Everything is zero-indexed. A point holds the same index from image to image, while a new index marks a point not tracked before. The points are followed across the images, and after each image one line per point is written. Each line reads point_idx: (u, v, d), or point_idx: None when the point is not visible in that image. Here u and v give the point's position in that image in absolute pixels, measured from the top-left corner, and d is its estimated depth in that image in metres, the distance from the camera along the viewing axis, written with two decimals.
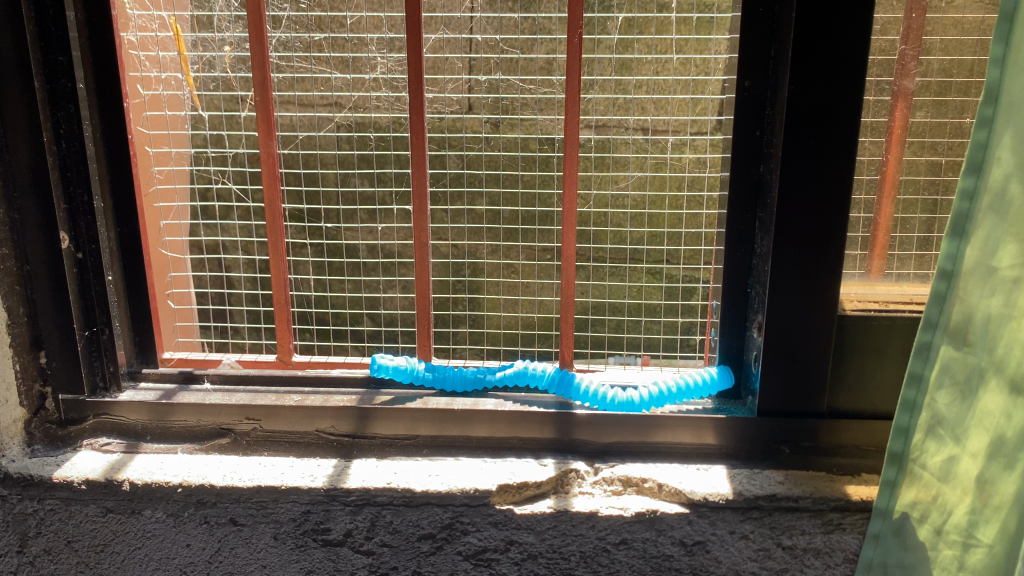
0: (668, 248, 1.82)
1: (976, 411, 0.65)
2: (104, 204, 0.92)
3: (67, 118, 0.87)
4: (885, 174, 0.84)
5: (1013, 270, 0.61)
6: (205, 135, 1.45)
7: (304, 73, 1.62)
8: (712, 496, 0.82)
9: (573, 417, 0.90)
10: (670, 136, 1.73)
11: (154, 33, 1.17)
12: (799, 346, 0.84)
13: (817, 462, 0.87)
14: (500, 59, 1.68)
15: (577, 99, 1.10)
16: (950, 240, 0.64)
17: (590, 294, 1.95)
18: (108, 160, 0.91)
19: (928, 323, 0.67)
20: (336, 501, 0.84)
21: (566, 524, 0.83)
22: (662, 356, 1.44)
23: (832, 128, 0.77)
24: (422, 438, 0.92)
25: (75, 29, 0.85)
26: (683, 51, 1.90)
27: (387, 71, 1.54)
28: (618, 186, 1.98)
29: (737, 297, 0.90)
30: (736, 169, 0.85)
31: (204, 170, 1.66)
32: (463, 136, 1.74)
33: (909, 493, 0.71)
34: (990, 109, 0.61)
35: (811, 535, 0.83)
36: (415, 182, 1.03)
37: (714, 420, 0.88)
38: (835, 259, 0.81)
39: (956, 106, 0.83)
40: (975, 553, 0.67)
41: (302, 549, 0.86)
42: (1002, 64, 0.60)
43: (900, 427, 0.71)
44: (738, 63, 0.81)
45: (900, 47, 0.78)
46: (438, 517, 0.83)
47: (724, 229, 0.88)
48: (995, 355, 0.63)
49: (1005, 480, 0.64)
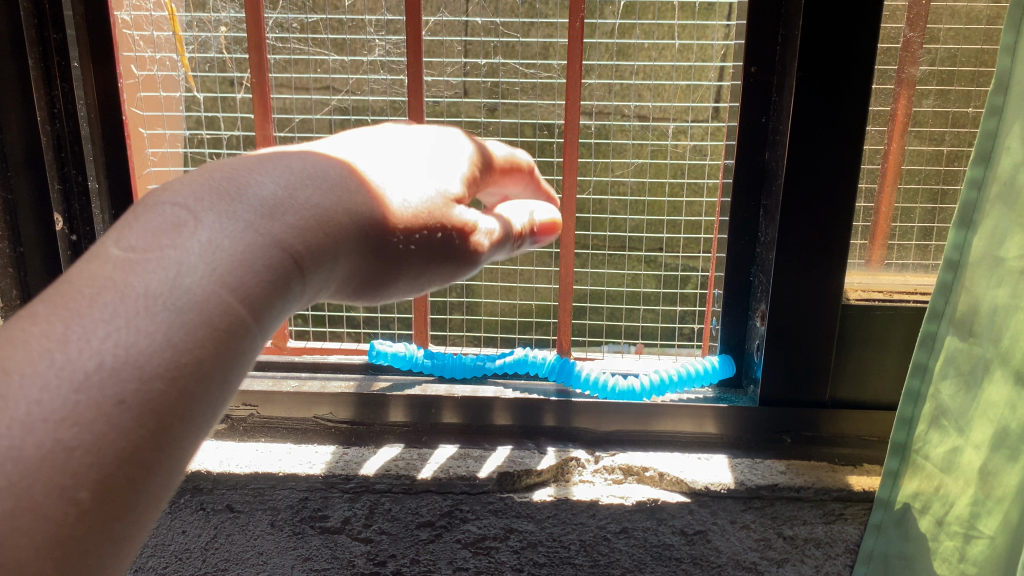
0: (667, 237, 1.81)
1: (980, 403, 0.64)
2: (99, 185, 0.90)
3: (62, 98, 0.85)
4: (887, 164, 0.83)
5: (1021, 260, 0.60)
6: (201, 116, 1.42)
7: (301, 56, 1.59)
8: (715, 485, 0.81)
9: (573, 405, 0.89)
10: (671, 124, 1.71)
11: (149, 11, 1.15)
12: (803, 335, 0.83)
13: (818, 451, 0.87)
14: (500, 43, 1.64)
15: (579, 83, 1.08)
16: (957, 230, 0.63)
17: (588, 283, 1.94)
18: (104, 141, 0.89)
19: (933, 314, 0.67)
20: (335, 488, 0.83)
21: (566, 513, 0.82)
22: (657, 344, 1.45)
23: (841, 115, 0.76)
24: (421, 425, 0.91)
25: (70, 7, 0.83)
26: (683, 38, 1.89)
27: (385, 54, 1.51)
28: (617, 173, 1.98)
29: (740, 285, 0.89)
30: (741, 156, 0.84)
31: (199, 153, 1.63)
32: (461, 122, 1.71)
33: (912, 483, 0.71)
34: (1000, 98, 0.60)
35: (813, 524, 0.83)
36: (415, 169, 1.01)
37: (716, 409, 0.88)
38: (840, 248, 0.80)
39: (961, 95, 0.82)
40: (976, 544, 0.67)
41: (299, 536, 0.84)
42: (1013, 52, 0.58)
43: (904, 418, 0.70)
44: (744, 50, 0.80)
45: (908, 34, 0.77)
46: (438, 504, 0.83)
47: (728, 217, 0.87)
48: (1001, 346, 0.62)
49: (1008, 472, 0.63)
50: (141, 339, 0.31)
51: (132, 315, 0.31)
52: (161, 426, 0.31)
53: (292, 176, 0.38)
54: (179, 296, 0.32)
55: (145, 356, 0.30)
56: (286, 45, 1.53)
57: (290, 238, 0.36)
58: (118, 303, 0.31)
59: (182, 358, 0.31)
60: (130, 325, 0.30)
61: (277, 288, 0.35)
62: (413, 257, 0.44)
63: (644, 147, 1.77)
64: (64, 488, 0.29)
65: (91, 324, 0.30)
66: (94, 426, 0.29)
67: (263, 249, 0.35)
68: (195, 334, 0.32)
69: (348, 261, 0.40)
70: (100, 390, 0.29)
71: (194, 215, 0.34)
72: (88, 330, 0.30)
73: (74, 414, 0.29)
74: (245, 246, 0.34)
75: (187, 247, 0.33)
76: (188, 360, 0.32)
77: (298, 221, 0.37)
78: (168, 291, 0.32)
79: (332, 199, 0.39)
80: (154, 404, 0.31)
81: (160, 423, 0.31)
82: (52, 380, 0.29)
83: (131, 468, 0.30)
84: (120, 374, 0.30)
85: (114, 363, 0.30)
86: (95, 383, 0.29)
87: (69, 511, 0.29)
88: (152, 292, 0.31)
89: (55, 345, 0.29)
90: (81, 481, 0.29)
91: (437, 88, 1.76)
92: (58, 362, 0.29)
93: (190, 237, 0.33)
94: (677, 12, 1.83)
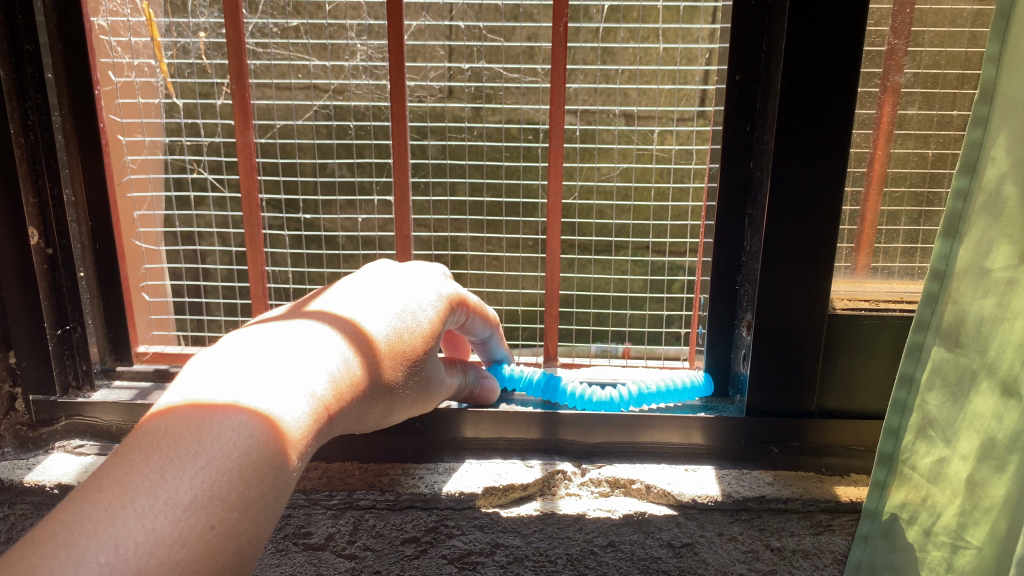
0: (653, 240, 1.80)
1: (967, 413, 0.64)
2: (75, 197, 0.89)
3: (36, 109, 0.83)
4: (873, 170, 0.83)
5: (1006, 271, 0.60)
6: (180, 121, 1.39)
7: (281, 60, 1.56)
8: (702, 497, 0.81)
9: (560, 417, 0.89)
10: (656, 127, 1.70)
11: (126, 17, 1.12)
12: (788, 345, 0.83)
13: (805, 462, 0.88)
14: (483, 45, 1.63)
15: (563, 88, 1.07)
16: (943, 240, 0.62)
17: (574, 286, 1.93)
18: (80, 150, 0.88)
19: (920, 323, 0.65)
20: (317, 504, 0.83)
21: (552, 527, 0.82)
22: (644, 349, 1.45)
23: (826, 122, 0.75)
24: (406, 440, 0.89)
25: (42, 14, 0.81)
26: (668, 38, 1.88)
27: (366, 58, 1.49)
28: (601, 175, 1.97)
29: (725, 293, 0.89)
30: (726, 163, 0.83)
31: (178, 160, 1.61)
32: (445, 125, 1.69)
33: (899, 494, 0.70)
34: (984, 107, 0.59)
35: (800, 536, 0.83)
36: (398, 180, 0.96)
37: (702, 420, 0.87)
38: (826, 256, 0.79)
39: (945, 98, 0.81)
40: (964, 555, 0.66)
41: (283, 553, 0.84)
42: (998, 61, 0.58)
43: (890, 428, 0.69)
44: (728, 57, 0.79)
45: (891, 40, 0.77)
46: (423, 520, 0.83)
47: (714, 222, 0.86)
48: (987, 356, 0.62)
49: (996, 482, 0.63)
50: (220, 479, 0.43)
51: (212, 458, 0.43)
52: (237, 544, 0.43)
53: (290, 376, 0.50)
54: (242, 451, 0.44)
55: (225, 490, 0.43)
56: (266, 50, 1.50)
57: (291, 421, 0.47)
58: (200, 455, 0.43)
59: (249, 491, 0.44)
60: (213, 470, 0.43)
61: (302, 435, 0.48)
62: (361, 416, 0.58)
63: (631, 149, 1.75)
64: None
65: (187, 466, 0.42)
66: (196, 545, 0.41)
67: (278, 437, 0.46)
68: (257, 471, 0.44)
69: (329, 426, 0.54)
70: (198, 518, 0.41)
71: (217, 414, 0.45)
72: (186, 471, 0.42)
73: (181, 536, 0.40)
74: (263, 438, 0.45)
75: (234, 421, 0.45)
76: (254, 493, 0.44)
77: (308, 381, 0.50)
78: (234, 442, 0.44)
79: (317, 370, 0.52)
80: (231, 528, 0.42)
81: (237, 543, 0.43)
82: (167, 509, 0.40)
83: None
84: (209, 505, 0.42)
85: (202, 499, 0.42)
86: (195, 513, 0.41)
87: None
88: (221, 447, 0.43)
89: (158, 483, 0.41)
90: None
91: (421, 91, 1.75)
92: (166, 495, 0.41)
93: (226, 425, 0.44)
94: (662, 13, 1.83)
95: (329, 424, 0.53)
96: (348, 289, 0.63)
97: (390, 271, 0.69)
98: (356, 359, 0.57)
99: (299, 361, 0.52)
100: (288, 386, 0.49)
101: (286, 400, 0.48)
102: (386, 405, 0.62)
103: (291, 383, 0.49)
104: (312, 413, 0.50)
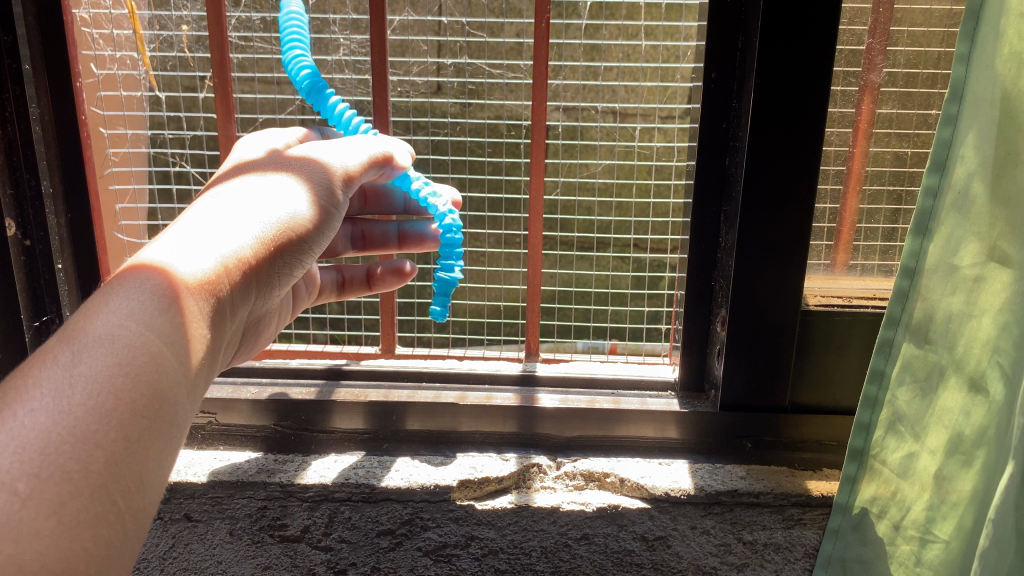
0: (637, 237, 1.79)
1: (936, 409, 0.64)
2: (54, 189, 0.89)
3: (14, 100, 0.83)
4: (850, 168, 0.84)
5: (975, 268, 0.60)
6: (163, 114, 1.38)
7: (264, 55, 1.54)
8: (674, 491, 0.84)
9: (537, 411, 0.90)
10: (641, 123, 1.68)
11: (109, 11, 1.11)
12: (762, 339, 0.83)
13: (777, 456, 0.89)
14: (468, 43, 1.61)
15: (545, 83, 1.07)
16: (912, 237, 0.62)
17: (558, 281, 1.93)
18: (58, 142, 0.88)
19: (889, 319, 0.65)
20: (293, 497, 0.85)
21: (526, 520, 0.84)
22: (627, 344, 1.45)
23: (801, 117, 0.75)
24: (382, 432, 0.91)
25: (20, 6, 0.81)
26: (653, 36, 1.86)
27: (350, 53, 1.46)
28: (585, 172, 1.96)
29: (702, 288, 0.89)
30: (702, 160, 0.84)
31: (161, 153, 1.59)
32: (429, 120, 1.66)
33: (869, 488, 0.70)
34: (954, 107, 0.58)
35: (772, 530, 0.85)
36: (378, 108, 1.06)
37: (676, 415, 0.89)
38: (800, 253, 0.80)
39: (922, 99, 0.81)
40: (932, 549, 0.67)
41: (258, 545, 0.85)
42: (968, 61, 0.57)
43: (860, 423, 0.69)
44: (706, 53, 0.80)
45: (868, 39, 0.78)
46: (398, 512, 0.84)
47: (690, 218, 0.87)
48: (956, 352, 0.62)
49: (963, 478, 0.64)
50: (53, 370, 0.40)
51: (31, 365, 0.41)
52: (78, 421, 0.40)
53: (175, 242, 0.49)
54: (82, 335, 0.42)
55: (44, 379, 0.40)
56: (251, 43, 1.48)
57: (173, 275, 0.47)
58: (23, 368, 0.41)
59: (77, 369, 0.41)
60: (47, 364, 0.41)
61: (150, 299, 0.45)
62: (300, 243, 0.56)
63: (615, 147, 1.74)
64: (5, 481, 0.37)
65: (23, 372, 0.41)
66: (15, 436, 0.38)
67: (173, 282, 0.46)
68: (80, 352, 0.41)
69: (256, 267, 0.52)
70: (17, 407, 0.39)
71: (99, 293, 0.45)
72: (24, 375, 0.41)
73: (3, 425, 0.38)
74: (162, 288, 0.46)
75: (98, 301, 0.45)
76: (86, 368, 0.41)
77: (157, 259, 0.48)
78: (57, 340, 0.42)
79: (177, 241, 0.49)
80: (63, 405, 0.39)
81: (73, 420, 0.39)
82: None
83: (78, 474, 0.39)
84: (28, 398, 0.39)
85: (28, 387, 0.40)
86: (12, 405, 0.39)
87: (13, 500, 0.37)
88: (59, 341, 0.42)
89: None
90: (16, 474, 0.37)
91: (405, 86, 1.72)
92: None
93: (82, 315, 0.44)
94: (646, 11, 1.82)
95: (255, 265, 0.52)
96: (229, 165, 0.62)
97: (270, 134, 0.68)
98: (262, 194, 0.55)
99: (219, 210, 0.53)
100: (184, 242, 0.49)
101: (184, 251, 0.48)
102: (330, 219, 0.59)
103: (184, 242, 0.49)
104: (220, 256, 0.50)
